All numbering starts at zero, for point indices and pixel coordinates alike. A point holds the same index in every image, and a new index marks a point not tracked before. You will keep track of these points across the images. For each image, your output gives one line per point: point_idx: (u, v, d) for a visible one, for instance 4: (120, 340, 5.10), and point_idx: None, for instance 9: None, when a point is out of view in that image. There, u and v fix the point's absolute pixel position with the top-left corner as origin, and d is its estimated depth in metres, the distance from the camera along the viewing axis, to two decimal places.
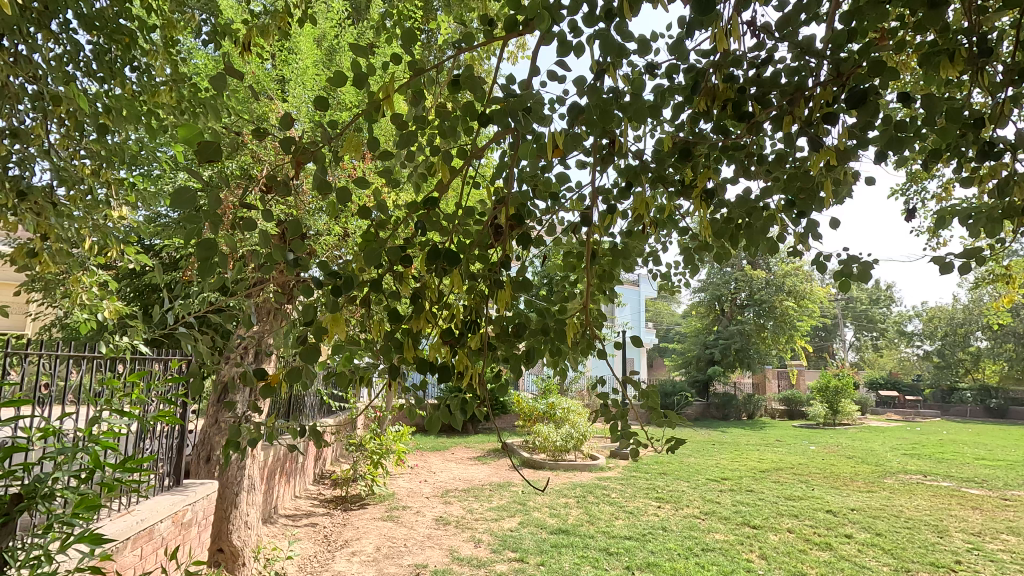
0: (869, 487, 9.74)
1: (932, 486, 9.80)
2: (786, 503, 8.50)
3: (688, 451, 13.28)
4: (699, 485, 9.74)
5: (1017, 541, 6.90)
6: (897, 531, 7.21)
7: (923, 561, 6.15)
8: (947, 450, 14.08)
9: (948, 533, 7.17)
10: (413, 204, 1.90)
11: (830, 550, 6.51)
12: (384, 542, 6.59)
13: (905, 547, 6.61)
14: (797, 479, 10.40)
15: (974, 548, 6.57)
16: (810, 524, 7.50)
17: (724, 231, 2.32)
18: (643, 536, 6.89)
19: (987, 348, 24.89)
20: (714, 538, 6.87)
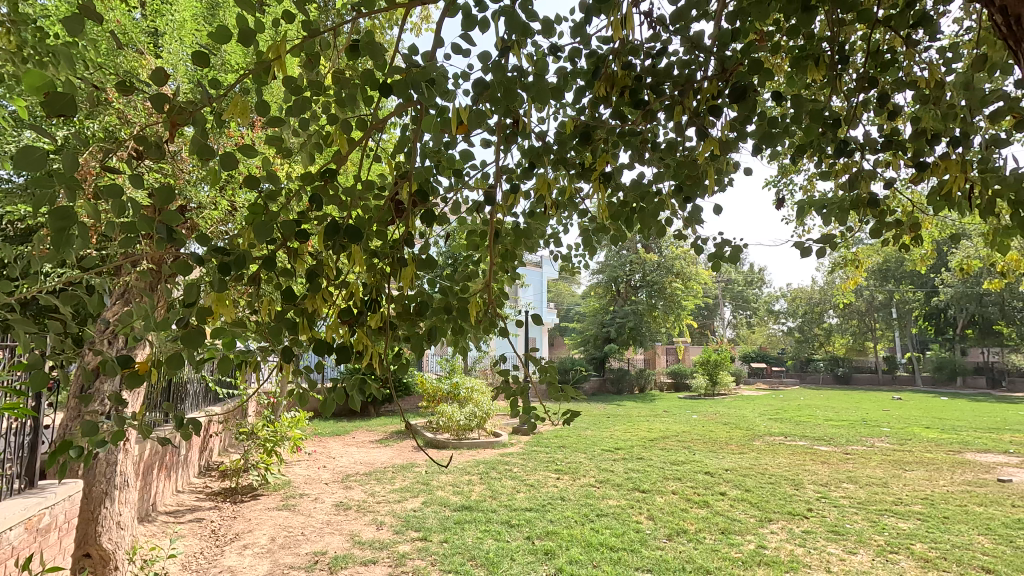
0: (742, 450, 10.84)
1: (790, 446, 11.13)
2: (671, 468, 9.27)
3: (585, 424, 13.95)
4: (595, 455, 10.33)
5: (854, 488, 8.04)
6: (763, 486, 8.13)
7: (782, 511, 6.99)
8: (803, 413, 16.05)
9: (802, 485, 8.21)
10: (308, 175, 1.79)
11: (707, 506, 7.21)
12: (279, 532, 6.31)
13: (768, 500, 7.48)
14: (681, 445, 11.35)
15: (822, 497, 7.59)
16: (691, 485, 8.24)
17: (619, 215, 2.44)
18: (543, 506, 7.19)
19: (837, 325, 28.38)
20: (607, 504, 7.30)
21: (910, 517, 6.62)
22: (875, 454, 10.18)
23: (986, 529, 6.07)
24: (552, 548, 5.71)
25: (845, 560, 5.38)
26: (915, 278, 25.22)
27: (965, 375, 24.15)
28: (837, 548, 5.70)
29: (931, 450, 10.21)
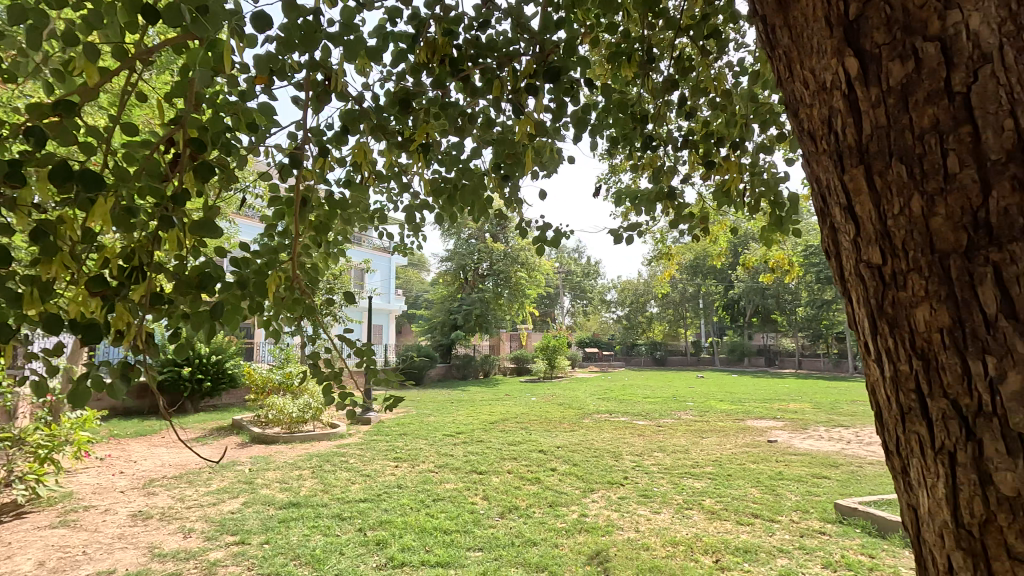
0: (574, 427, 11.55)
1: (613, 422, 12.24)
2: (508, 449, 9.61)
3: (428, 410, 13.79)
4: (436, 441, 10.32)
5: (662, 455, 9.10)
6: (588, 460, 8.82)
7: (603, 480, 7.64)
8: (625, 392, 17.78)
9: (621, 456, 9.07)
10: (35, 104, 1.39)
11: (538, 482, 7.60)
12: (50, 555, 5.23)
13: (592, 472, 8.12)
14: (519, 426, 11.85)
15: (637, 465, 8.45)
16: (525, 463, 8.63)
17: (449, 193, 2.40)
18: (378, 496, 6.96)
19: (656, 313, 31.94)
20: (443, 489, 7.29)
21: (703, 476, 7.70)
22: (681, 425, 11.53)
23: (757, 481, 7.23)
24: (384, 538, 5.52)
25: (652, 520, 5.98)
26: (717, 273, 29.24)
27: (750, 355, 28.69)
28: (646, 509, 6.34)
29: (723, 420, 11.86)
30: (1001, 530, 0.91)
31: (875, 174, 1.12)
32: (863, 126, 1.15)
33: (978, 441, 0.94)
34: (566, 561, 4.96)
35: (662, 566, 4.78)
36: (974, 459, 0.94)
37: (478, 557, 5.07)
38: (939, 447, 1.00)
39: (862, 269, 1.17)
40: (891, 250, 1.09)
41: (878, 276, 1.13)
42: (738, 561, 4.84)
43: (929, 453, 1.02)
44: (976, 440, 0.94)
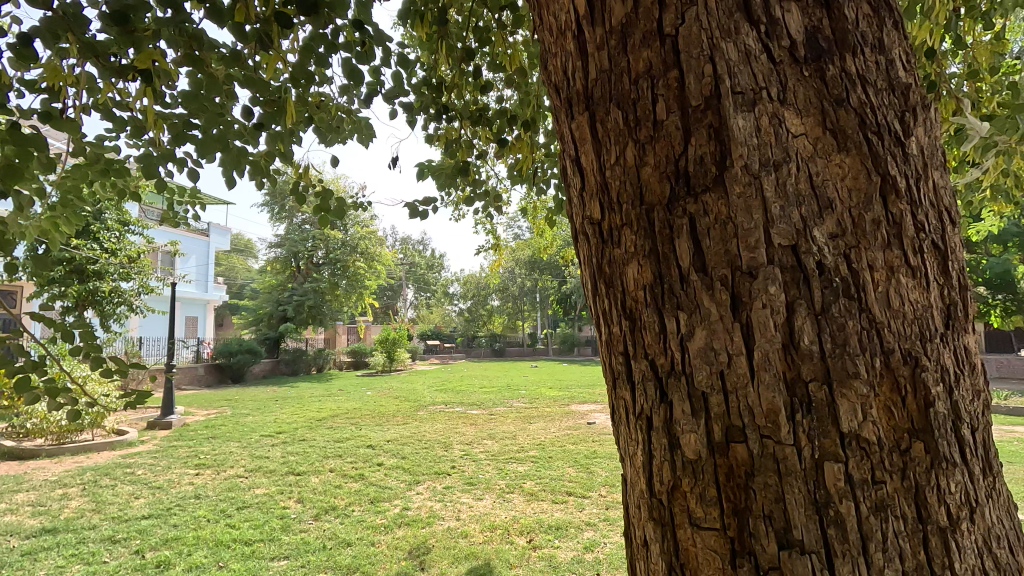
0: (388, 414, 9.71)
1: (449, 399, 12.00)
2: (334, 423, 8.81)
3: (226, 404, 11.45)
4: (249, 424, 9.10)
5: (495, 421, 9.04)
6: (420, 428, 8.43)
7: (433, 441, 7.28)
8: (462, 376, 17.64)
9: (454, 424, 8.82)
10: None
11: (364, 447, 7.01)
12: None
13: (423, 436, 7.74)
14: (348, 406, 10.99)
15: (469, 429, 8.26)
16: (352, 432, 7.96)
17: (188, 143, 1.95)
18: (165, 478, 5.83)
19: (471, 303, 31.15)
20: (225, 477, 5.72)
21: (526, 460, 6.19)
22: (513, 413, 9.74)
23: (575, 461, 6.02)
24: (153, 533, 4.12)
25: (474, 506, 4.62)
26: (552, 269, 30.18)
27: (578, 345, 28.89)
28: (469, 497, 4.86)
29: (551, 407, 10.42)
30: (684, 496, 0.86)
31: (598, 122, 1.04)
32: (589, 69, 1.06)
33: (669, 402, 0.88)
34: (381, 558, 3.59)
35: (476, 553, 3.65)
36: (665, 421, 0.88)
37: (280, 561, 3.53)
38: (639, 412, 0.93)
39: (586, 225, 1.08)
40: (609, 203, 1.02)
41: (597, 232, 1.04)
42: (550, 538, 3.88)
43: (632, 419, 0.95)
44: (667, 402, 0.88)
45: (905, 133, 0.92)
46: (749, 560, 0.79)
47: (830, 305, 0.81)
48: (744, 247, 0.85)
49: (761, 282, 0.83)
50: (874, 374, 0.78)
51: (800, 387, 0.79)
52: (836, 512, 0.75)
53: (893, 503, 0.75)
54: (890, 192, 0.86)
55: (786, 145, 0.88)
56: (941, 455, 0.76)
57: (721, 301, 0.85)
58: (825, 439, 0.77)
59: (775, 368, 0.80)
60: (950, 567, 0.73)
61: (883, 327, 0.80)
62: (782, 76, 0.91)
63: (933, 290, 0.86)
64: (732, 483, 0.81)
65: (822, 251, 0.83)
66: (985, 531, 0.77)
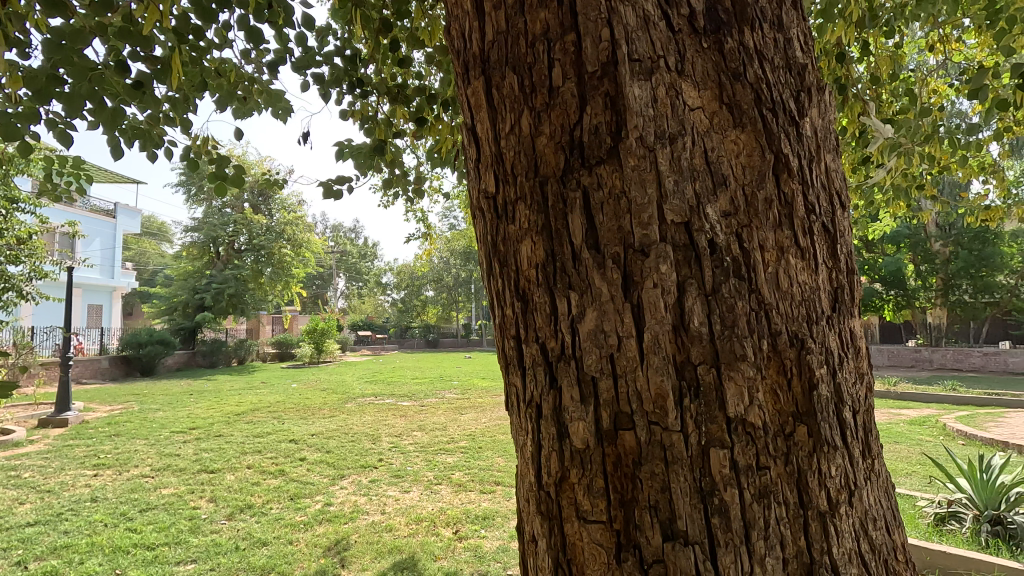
0: (313, 407, 9.28)
1: (379, 389, 11.58)
2: (253, 417, 8.26)
3: (134, 398, 10.55)
4: (157, 419, 8.35)
5: (427, 411, 8.82)
6: (349, 419, 8.08)
7: (362, 433, 6.98)
8: (394, 367, 17.13)
9: (384, 414, 8.52)
10: None
11: (290, 440, 6.61)
12: None
13: (352, 428, 7.42)
14: (270, 398, 10.36)
15: (399, 420, 7.99)
16: (273, 427, 7.49)
17: (54, 100, 1.67)
18: (52, 479, 5.19)
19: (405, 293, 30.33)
20: (126, 477, 5.15)
21: (455, 450, 6.09)
22: (445, 402, 9.62)
23: (506, 451, 6.03)
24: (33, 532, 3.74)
25: (399, 500, 4.47)
26: None
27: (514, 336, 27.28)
28: (394, 491, 4.71)
29: (483, 396, 10.37)
30: (572, 488, 0.80)
31: (494, 87, 0.96)
32: (486, 30, 0.97)
33: (558, 388, 0.82)
34: (298, 557, 3.36)
35: (400, 547, 3.51)
36: (553, 409, 0.82)
37: (183, 552, 3.41)
38: (529, 400, 0.86)
39: (482, 199, 1.00)
40: (504, 175, 0.94)
41: (492, 206, 0.97)
42: (475, 529, 3.81)
43: (522, 407, 0.88)
44: (557, 388, 0.82)
45: (800, 112, 0.91)
46: (633, 554, 0.74)
47: (720, 284, 0.77)
48: (637, 224, 0.80)
49: (653, 261, 0.78)
50: (762, 356, 0.76)
51: (688, 370, 0.75)
52: (720, 501, 0.72)
53: (776, 489, 0.72)
54: (782, 170, 0.84)
55: (682, 117, 0.83)
56: (823, 439, 0.75)
57: (612, 281, 0.79)
58: (711, 424, 0.74)
59: (665, 352, 0.76)
60: (827, 553, 0.72)
61: (771, 309, 0.78)
62: (680, 46, 0.87)
63: (822, 272, 0.85)
64: (619, 473, 0.77)
65: (715, 228, 0.79)
66: (862, 514, 0.76)
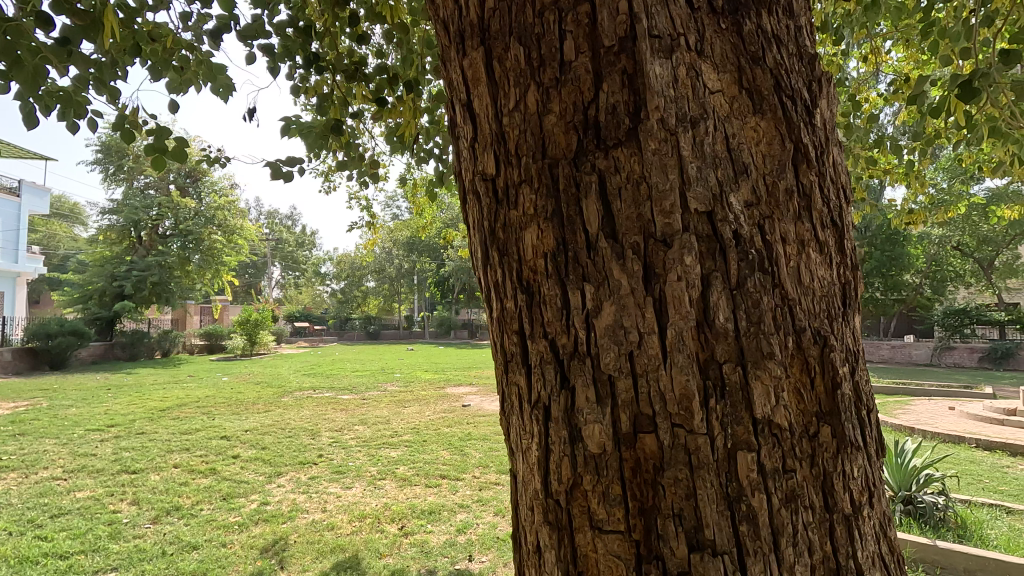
0: (247, 402, 8.73)
1: (319, 383, 11.04)
2: (181, 414, 7.67)
3: (41, 394, 9.59)
4: (69, 417, 7.61)
5: (371, 405, 8.45)
6: (287, 415, 7.63)
7: (302, 429, 6.60)
8: (334, 360, 16.42)
9: (326, 409, 8.10)
10: None
11: (223, 438, 6.17)
12: None
13: (291, 423, 7.00)
14: (199, 394, 9.67)
15: (341, 414, 7.60)
16: (204, 424, 6.96)
17: None
18: None
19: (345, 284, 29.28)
20: (33, 481, 4.63)
21: (399, 444, 5.73)
22: (387, 396, 9.28)
23: (446, 445, 5.60)
24: None
25: (341, 496, 4.07)
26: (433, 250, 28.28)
27: (456, 328, 26.68)
28: (336, 487, 4.29)
29: (427, 389, 10.09)
30: (586, 496, 0.75)
31: (495, 59, 0.87)
32: None
33: (571, 389, 0.76)
34: (232, 561, 2.98)
35: (343, 545, 3.14)
36: (565, 411, 0.76)
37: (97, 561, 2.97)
38: (535, 400, 0.80)
39: (477, 183, 0.92)
40: (506, 157, 0.86)
41: (491, 190, 0.88)
42: (421, 523, 3.45)
43: (526, 409, 0.82)
44: (569, 388, 0.76)
45: (815, 101, 0.87)
46: (656, 565, 0.70)
47: (745, 279, 0.73)
48: (659, 212, 0.74)
49: (677, 252, 0.73)
50: (787, 355, 0.72)
51: (713, 369, 0.71)
52: (749, 507, 0.68)
53: (803, 493, 0.69)
54: (802, 160, 0.81)
55: (703, 101, 0.78)
56: (846, 439, 0.72)
57: (632, 272, 0.74)
58: (737, 426, 0.70)
59: (689, 349, 0.71)
60: (855, 558, 0.70)
61: (795, 304, 0.74)
62: (699, 24, 0.81)
63: (837, 267, 0.82)
64: (639, 479, 0.72)
65: (738, 219, 0.75)
66: (880, 513, 0.75)
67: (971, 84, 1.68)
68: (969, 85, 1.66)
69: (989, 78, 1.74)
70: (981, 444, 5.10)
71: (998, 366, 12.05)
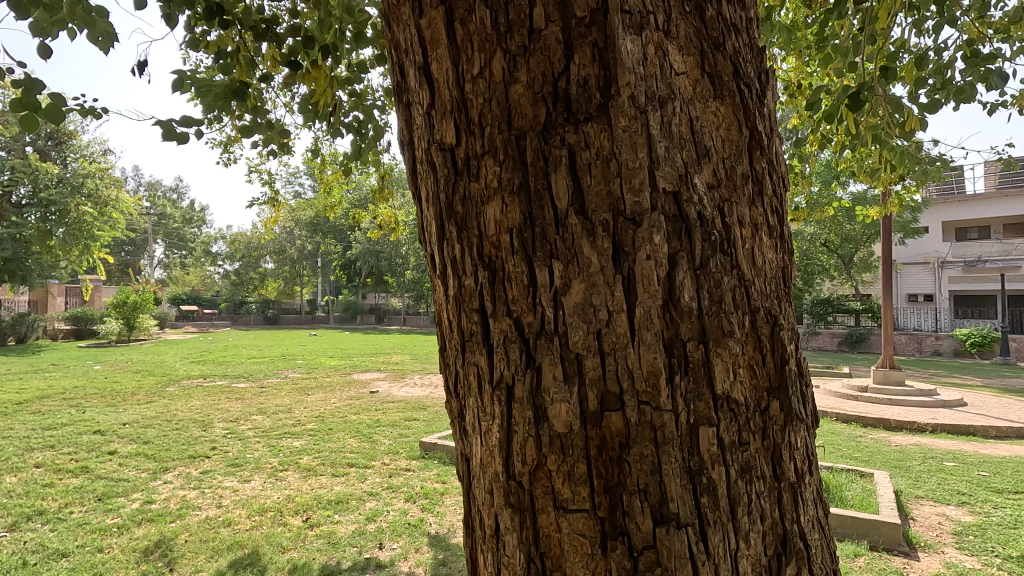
0: (125, 392, 7.88)
1: (210, 370, 10.18)
2: (45, 408, 6.74)
3: None
4: None
5: (270, 393, 7.91)
6: (174, 405, 6.96)
7: (192, 421, 6.04)
8: (226, 346, 15.16)
9: (218, 398, 7.47)
10: None
11: (98, 433, 5.50)
12: None
13: (179, 415, 6.39)
14: (65, 384, 8.55)
15: (236, 404, 7.06)
16: (73, 418, 6.16)
17: None
18: None
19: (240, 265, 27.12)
20: None
21: (302, 433, 5.44)
22: (288, 383, 8.78)
23: (356, 431, 5.46)
24: None
25: (238, 490, 3.78)
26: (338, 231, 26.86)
27: (362, 313, 25.75)
28: (232, 481, 4.00)
29: (331, 376, 9.65)
30: (550, 476, 0.74)
31: (457, 21, 0.82)
32: None
33: (537, 368, 0.75)
34: (110, 566, 2.67)
35: (241, 542, 2.92)
36: (530, 392, 0.75)
37: None
38: (497, 381, 0.78)
39: (432, 152, 0.86)
40: (467, 126, 0.81)
41: (449, 160, 0.84)
42: (328, 514, 3.30)
43: (486, 390, 0.80)
44: (535, 367, 0.75)
45: (764, 88, 0.90)
46: (622, 541, 0.71)
47: (708, 259, 0.75)
48: (628, 190, 0.74)
49: (646, 231, 0.73)
50: (744, 333, 0.75)
51: (677, 347, 0.72)
52: (708, 479, 0.71)
53: (755, 464, 0.74)
54: (755, 148, 0.84)
55: (670, 81, 0.78)
56: (793, 413, 0.78)
57: (602, 250, 0.73)
58: (699, 403, 0.72)
59: (656, 328, 0.72)
60: (797, 521, 0.76)
61: (751, 285, 0.77)
62: (666, 5, 0.81)
63: (783, 251, 0.87)
64: (604, 457, 0.72)
65: (702, 201, 0.76)
66: (816, 480, 0.82)
67: (858, 95, 1.78)
68: (855, 94, 1.77)
69: (874, 90, 1.86)
70: (841, 417, 5.76)
71: (853, 348, 13.78)
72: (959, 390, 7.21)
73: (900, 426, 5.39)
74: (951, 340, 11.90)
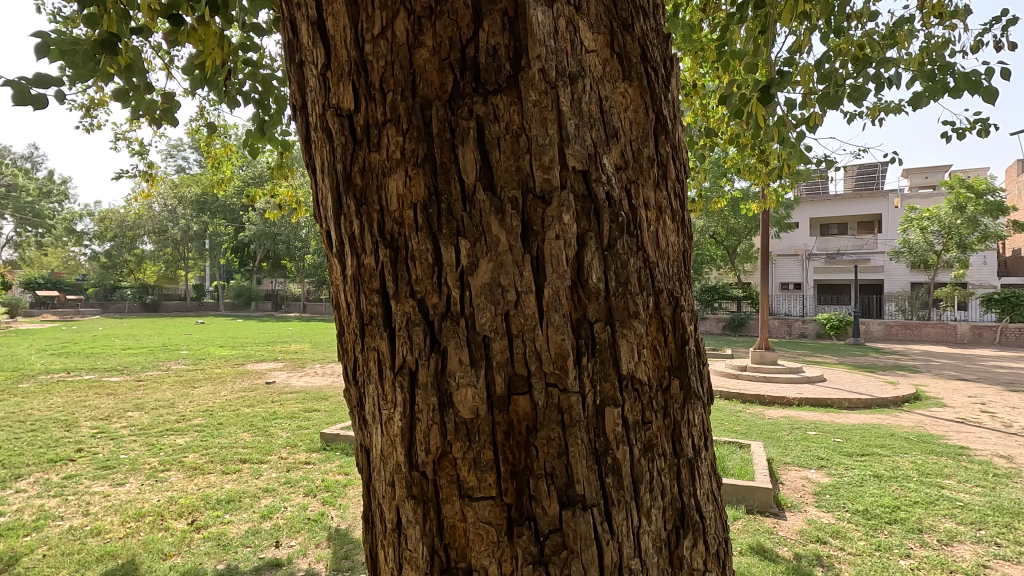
0: None
1: (73, 364, 8.98)
2: None
3: None
4: None
5: (148, 387, 7.16)
6: (28, 404, 6.07)
7: (51, 421, 5.31)
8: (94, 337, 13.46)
9: (83, 394, 6.62)
10: None
11: None
12: None
13: (33, 414, 5.57)
14: None
15: (106, 400, 6.29)
16: None
17: None
18: None
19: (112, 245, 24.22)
20: None
21: (187, 429, 4.98)
22: (170, 376, 8.01)
23: (250, 424, 5.10)
24: None
25: (110, 495, 3.38)
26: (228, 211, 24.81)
27: (257, 300, 24.22)
28: (102, 485, 3.56)
29: (220, 366, 8.92)
30: (454, 464, 0.71)
31: None
32: None
33: (442, 351, 0.71)
34: None
35: (114, 552, 2.61)
36: (434, 376, 0.71)
37: None
38: (399, 365, 0.73)
39: (329, 118, 0.79)
40: (366, 90, 0.75)
41: (347, 127, 0.76)
42: (217, 514, 3.05)
43: (387, 375, 0.74)
44: (440, 351, 0.71)
45: (670, 74, 0.91)
46: (528, 527, 0.70)
47: (615, 240, 0.74)
48: (538, 167, 0.71)
49: (555, 210, 0.72)
50: (648, 314, 0.76)
51: (585, 328, 0.72)
52: (613, 459, 0.72)
53: (657, 442, 0.75)
54: (661, 132, 0.85)
55: (580, 58, 0.77)
56: (691, 391, 0.80)
57: (511, 228, 0.71)
58: (605, 383, 0.72)
59: (564, 310, 0.71)
60: (693, 495, 0.79)
61: (655, 267, 0.78)
62: None
63: (684, 235, 0.89)
64: (512, 442, 0.70)
65: (610, 181, 0.76)
66: (710, 454, 0.85)
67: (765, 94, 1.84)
68: (766, 92, 1.83)
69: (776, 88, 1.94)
70: (726, 395, 6.26)
71: (735, 332, 15.11)
72: (820, 368, 8.13)
73: (773, 401, 5.98)
74: (815, 323, 13.40)
